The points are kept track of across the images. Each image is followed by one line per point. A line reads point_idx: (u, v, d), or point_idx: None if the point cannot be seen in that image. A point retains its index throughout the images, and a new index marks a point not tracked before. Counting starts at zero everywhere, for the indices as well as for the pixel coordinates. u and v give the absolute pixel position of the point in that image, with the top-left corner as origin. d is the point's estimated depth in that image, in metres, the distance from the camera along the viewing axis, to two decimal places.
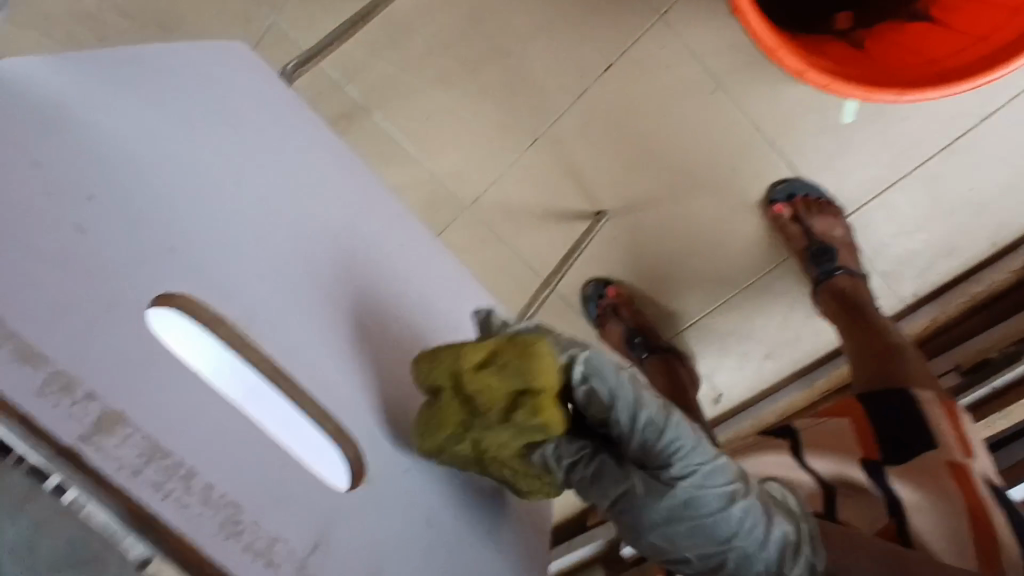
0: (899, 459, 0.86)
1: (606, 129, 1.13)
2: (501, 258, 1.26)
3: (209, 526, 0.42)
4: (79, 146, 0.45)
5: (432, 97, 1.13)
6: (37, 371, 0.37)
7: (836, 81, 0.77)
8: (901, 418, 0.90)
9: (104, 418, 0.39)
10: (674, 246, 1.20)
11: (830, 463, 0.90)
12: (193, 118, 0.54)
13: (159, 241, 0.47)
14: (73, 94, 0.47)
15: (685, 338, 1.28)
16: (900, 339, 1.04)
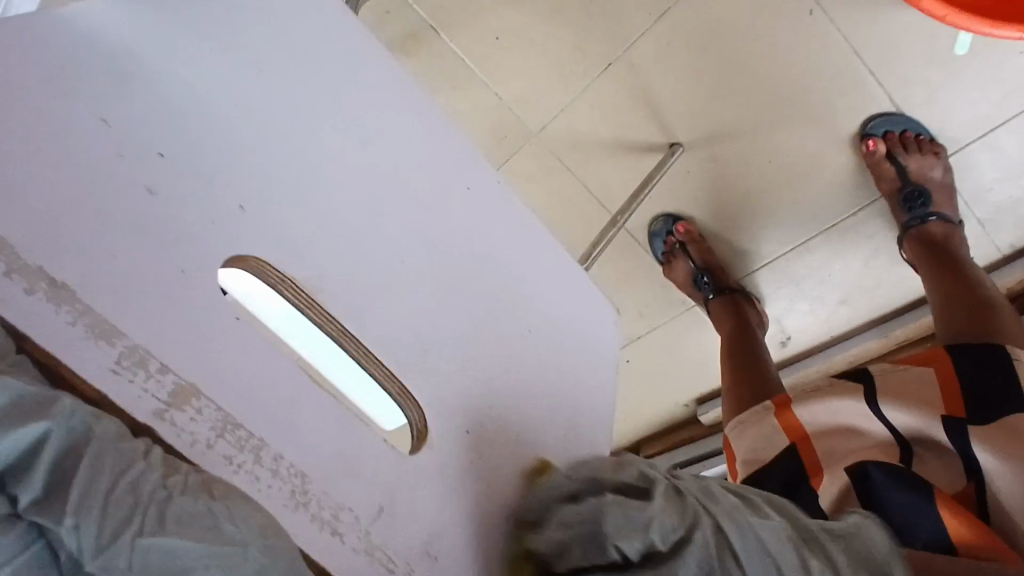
0: (987, 420, 0.78)
1: (687, 54, 1.05)
2: (568, 189, 1.23)
3: (280, 496, 0.45)
4: (153, 94, 0.47)
5: (503, 16, 1.08)
6: (109, 345, 0.39)
7: (954, 12, 0.69)
8: (991, 373, 0.82)
9: (180, 391, 0.42)
10: (754, 182, 1.14)
11: (912, 417, 0.81)
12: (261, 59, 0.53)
13: (229, 200, 0.49)
14: (136, 38, 0.48)
15: (756, 279, 1.23)
16: (994, 293, 0.97)
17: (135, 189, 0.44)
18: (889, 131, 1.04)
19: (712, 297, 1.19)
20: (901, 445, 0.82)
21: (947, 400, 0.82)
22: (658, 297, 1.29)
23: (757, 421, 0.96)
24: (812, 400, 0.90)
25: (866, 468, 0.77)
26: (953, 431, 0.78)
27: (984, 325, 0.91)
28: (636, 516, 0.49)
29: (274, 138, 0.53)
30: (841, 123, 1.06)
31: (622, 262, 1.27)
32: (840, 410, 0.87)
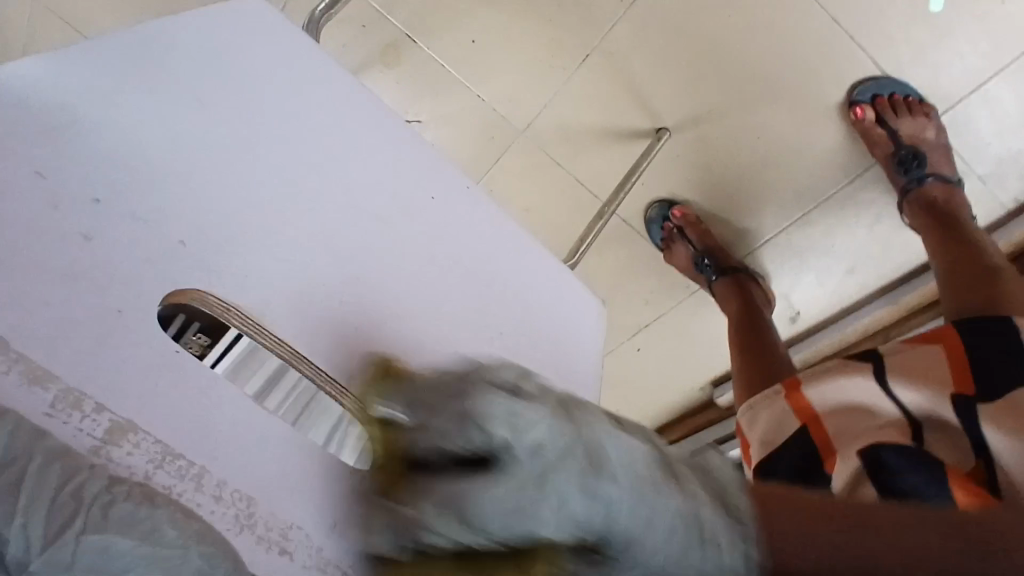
0: (998, 395, 0.74)
1: (662, 37, 1.04)
2: (558, 185, 1.22)
3: (227, 521, 0.49)
4: (92, 143, 0.50)
5: (476, 19, 1.08)
6: (47, 392, 0.44)
7: None
8: (999, 349, 0.79)
9: (113, 429, 0.46)
10: (745, 159, 1.13)
11: (919, 396, 0.80)
12: (209, 97, 0.56)
13: (171, 237, 0.50)
14: (81, 91, 0.51)
15: (758, 256, 1.21)
16: (1000, 262, 0.93)
17: (73, 240, 0.47)
18: (877, 96, 1.02)
19: (715, 278, 1.18)
20: (911, 424, 0.78)
21: (955, 377, 0.80)
22: (663, 283, 1.28)
23: (768, 407, 0.95)
24: (821, 381, 0.89)
25: (875, 449, 0.74)
26: (963, 412, 0.75)
27: (988, 295, 0.88)
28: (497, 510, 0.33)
29: (246, 157, 0.56)
30: (827, 91, 1.04)
31: (622, 251, 1.26)
32: (847, 389, 0.86)
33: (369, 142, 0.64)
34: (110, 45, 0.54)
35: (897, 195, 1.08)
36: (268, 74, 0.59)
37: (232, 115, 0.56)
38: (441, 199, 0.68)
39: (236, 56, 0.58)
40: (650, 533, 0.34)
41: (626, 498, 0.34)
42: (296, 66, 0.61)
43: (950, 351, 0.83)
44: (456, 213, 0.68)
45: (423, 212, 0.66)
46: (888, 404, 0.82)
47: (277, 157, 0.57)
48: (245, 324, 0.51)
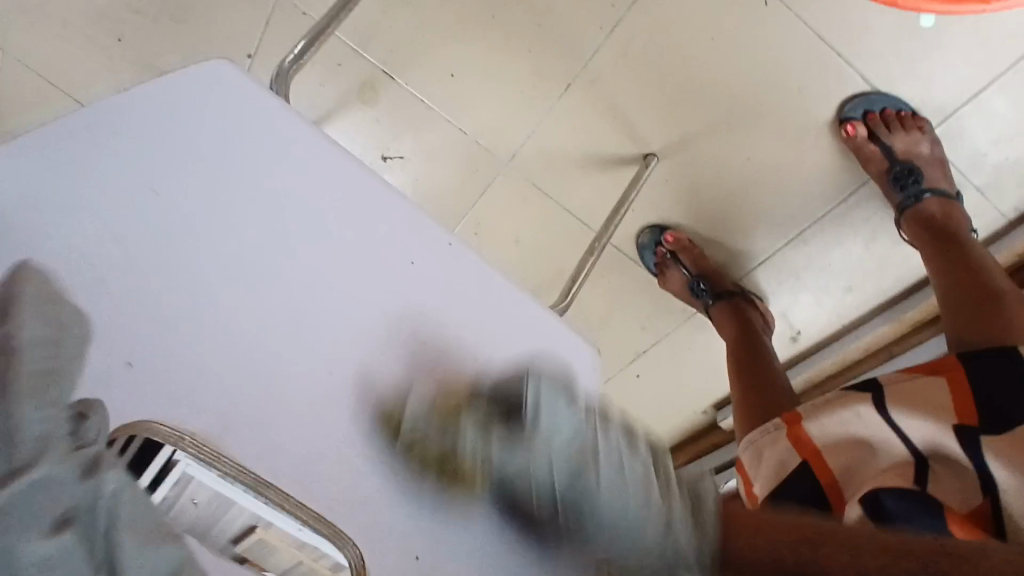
0: (1002, 429, 0.73)
1: (643, 62, 1.02)
2: (546, 214, 1.19)
3: None
4: (69, 254, 0.55)
5: (452, 53, 1.05)
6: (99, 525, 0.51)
7: None
8: (1001, 377, 0.77)
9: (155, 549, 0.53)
10: (736, 181, 1.10)
11: (925, 428, 0.77)
12: (156, 204, 0.59)
13: (119, 355, 0.55)
14: (39, 198, 0.56)
15: (754, 278, 1.18)
16: (1005, 283, 0.91)
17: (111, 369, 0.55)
18: (868, 112, 1.00)
19: (712, 303, 1.15)
20: (916, 462, 0.76)
21: (959, 407, 0.77)
22: (658, 307, 1.25)
23: (773, 443, 0.91)
24: (823, 414, 0.85)
25: (876, 493, 0.72)
26: (969, 445, 0.73)
27: (993, 321, 0.85)
28: (515, 457, 0.53)
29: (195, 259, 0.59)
30: (816, 110, 1.01)
31: (615, 279, 1.23)
32: (851, 421, 0.83)
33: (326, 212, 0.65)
34: (67, 125, 0.57)
35: (893, 210, 1.06)
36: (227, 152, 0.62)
37: (159, 193, 0.59)
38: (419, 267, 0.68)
39: (178, 122, 0.60)
40: (610, 495, 0.51)
41: (604, 469, 0.52)
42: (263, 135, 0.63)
43: (954, 380, 0.80)
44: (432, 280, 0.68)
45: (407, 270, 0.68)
46: (893, 437, 0.79)
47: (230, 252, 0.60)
48: (199, 451, 0.56)
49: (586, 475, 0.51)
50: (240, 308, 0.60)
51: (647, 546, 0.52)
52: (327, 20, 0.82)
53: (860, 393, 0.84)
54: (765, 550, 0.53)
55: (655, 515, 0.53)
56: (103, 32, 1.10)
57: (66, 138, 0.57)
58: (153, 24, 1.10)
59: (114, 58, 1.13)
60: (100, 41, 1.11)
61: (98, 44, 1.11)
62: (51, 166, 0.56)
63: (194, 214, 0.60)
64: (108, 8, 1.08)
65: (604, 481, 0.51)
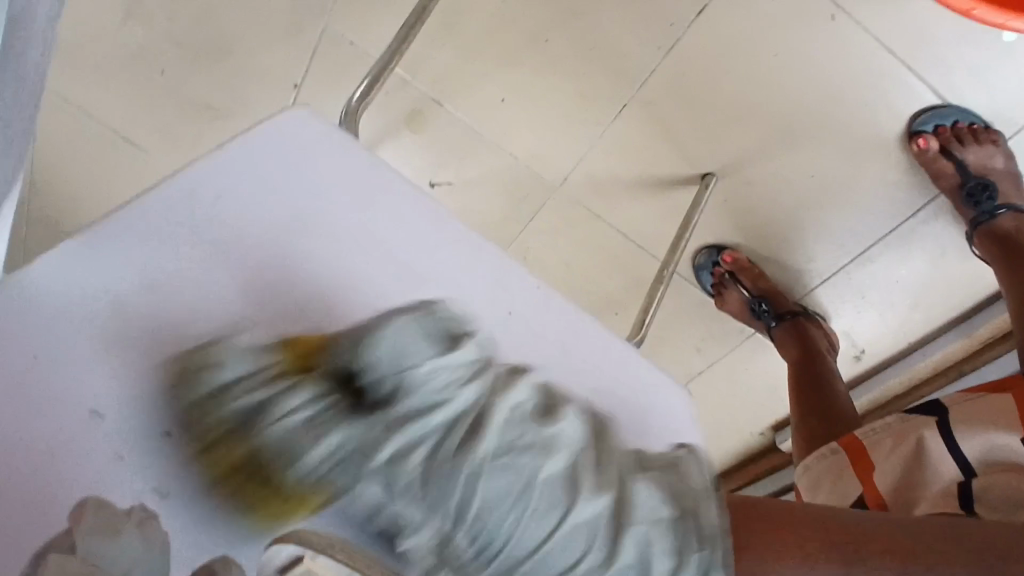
0: None
1: (703, 82, 0.99)
2: (599, 238, 1.16)
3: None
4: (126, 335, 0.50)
5: (504, 78, 1.03)
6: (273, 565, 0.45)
7: (980, 4, 0.62)
8: None
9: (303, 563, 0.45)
10: (798, 200, 1.07)
11: (982, 442, 0.75)
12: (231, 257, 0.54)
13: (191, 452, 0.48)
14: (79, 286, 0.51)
15: (816, 296, 1.15)
16: None
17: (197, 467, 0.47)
18: (939, 126, 0.97)
19: (775, 325, 1.12)
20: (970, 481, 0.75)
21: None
22: (714, 328, 1.22)
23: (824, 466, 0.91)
24: (879, 439, 0.86)
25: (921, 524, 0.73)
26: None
27: None
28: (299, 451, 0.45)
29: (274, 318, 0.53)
30: (882, 125, 0.98)
31: (671, 301, 1.20)
32: (910, 442, 0.82)
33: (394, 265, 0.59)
34: (168, 197, 0.54)
35: (964, 223, 1.03)
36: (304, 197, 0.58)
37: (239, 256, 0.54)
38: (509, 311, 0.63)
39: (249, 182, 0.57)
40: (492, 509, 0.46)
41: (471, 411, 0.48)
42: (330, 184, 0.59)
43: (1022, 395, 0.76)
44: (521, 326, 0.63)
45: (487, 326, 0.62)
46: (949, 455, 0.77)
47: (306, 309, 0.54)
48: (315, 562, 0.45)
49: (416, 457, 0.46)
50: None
51: (507, 521, 0.46)
52: (387, 56, 0.79)
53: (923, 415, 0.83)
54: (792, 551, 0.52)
55: (548, 519, 0.47)
56: (146, 66, 1.09)
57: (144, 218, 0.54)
58: (197, 57, 1.08)
59: (159, 93, 1.12)
60: (143, 73, 1.10)
61: (140, 77, 1.10)
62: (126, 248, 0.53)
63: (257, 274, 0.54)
64: (151, 42, 1.07)
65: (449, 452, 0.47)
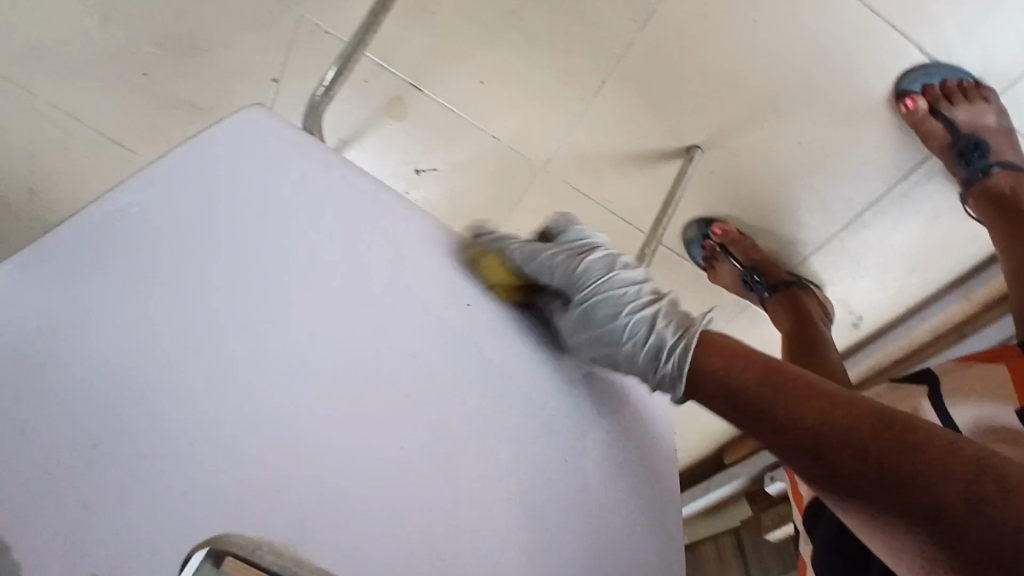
0: None
1: (683, 51, 0.97)
2: (587, 216, 1.15)
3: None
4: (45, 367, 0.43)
5: (480, 60, 1.02)
6: None
7: None
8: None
9: None
10: (787, 167, 1.05)
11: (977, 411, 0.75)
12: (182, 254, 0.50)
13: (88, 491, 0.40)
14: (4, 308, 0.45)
15: (810, 264, 1.14)
16: None
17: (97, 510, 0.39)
18: (927, 85, 0.95)
19: (768, 296, 1.11)
20: None
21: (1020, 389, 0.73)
22: (710, 300, 1.21)
23: None
24: None
25: None
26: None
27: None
28: (544, 250, 0.64)
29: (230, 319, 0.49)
30: (867, 86, 0.97)
31: (663, 275, 1.19)
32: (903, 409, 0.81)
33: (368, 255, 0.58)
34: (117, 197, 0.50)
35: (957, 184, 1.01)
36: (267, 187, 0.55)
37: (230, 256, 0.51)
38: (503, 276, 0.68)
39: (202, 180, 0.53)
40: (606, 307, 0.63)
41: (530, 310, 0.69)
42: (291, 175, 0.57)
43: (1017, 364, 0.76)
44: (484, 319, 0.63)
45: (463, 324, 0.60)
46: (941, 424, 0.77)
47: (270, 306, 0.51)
48: None
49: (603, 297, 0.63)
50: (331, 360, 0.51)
51: None
52: (350, 50, 0.79)
53: (918, 388, 0.83)
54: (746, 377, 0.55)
55: None
56: (125, 66, 1.09)
57: (82, 238, 0.48)
58: (175, 55, 1.08)
59: (143, 95, 1.13)
60: (124, 74, 1.10)
61: (121, 78, 1.11)
62: (88, 257, 0.47)
63: (245, 274, 0.51)
64: (129, 43, 1.07)
65: (590, 274, 0.63)
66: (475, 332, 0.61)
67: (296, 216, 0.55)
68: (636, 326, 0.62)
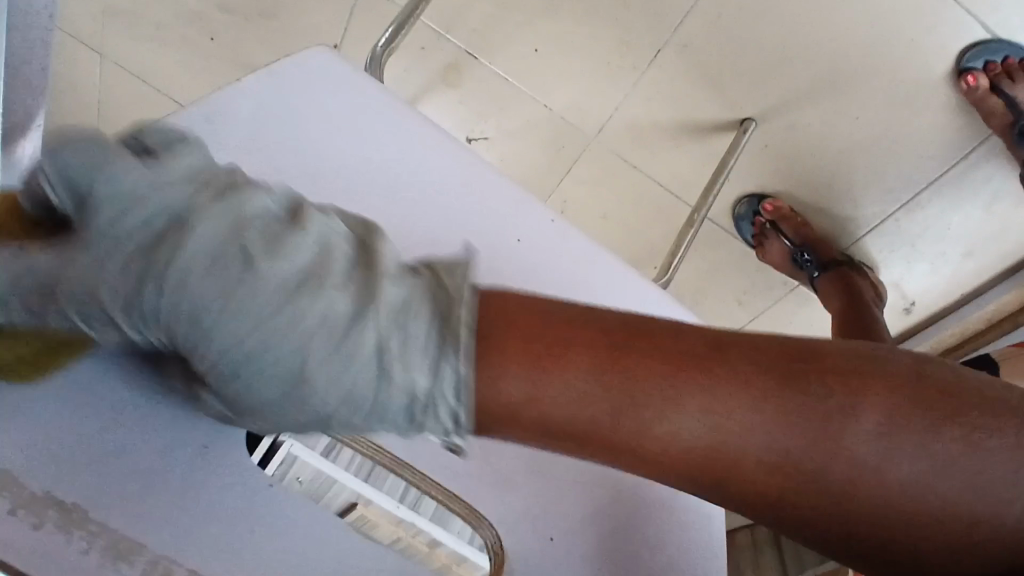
0: None
1: (740, 22, 0.97)
2: (636, 190, 1.16)
3: None
4: None
5: (536, 29, 1.04)
6: None
7: None
8: None
9: None
10: (842, 144, 1.03)
11: None
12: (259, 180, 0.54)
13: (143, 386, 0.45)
14: None
15: (863, 246, 1.11)
16: None
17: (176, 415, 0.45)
18: (989, 62, 0.93)
19: (817, 274, 1.09)
20: None
21: None
22: (758, 281, 1.20)
23: None
24: None
25: None
26: None
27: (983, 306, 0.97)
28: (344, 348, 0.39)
29: None
30: (929, 60, 0.95)
31: (710, 253, 1.19)
32: None
33: (426, 194, 0.61)
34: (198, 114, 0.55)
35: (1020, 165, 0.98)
36: (333, 124, 0.59)
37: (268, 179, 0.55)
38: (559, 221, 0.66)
39: (274, 115, 0.57)
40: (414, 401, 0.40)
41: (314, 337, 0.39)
42: (357, 114, 0.60)
43: None
44: (540, 255, 0.64)
45: (515, 262, 0.62)
46: None
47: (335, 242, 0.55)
48: None
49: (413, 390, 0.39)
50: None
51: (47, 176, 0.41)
52: (412, 7, 0.81)
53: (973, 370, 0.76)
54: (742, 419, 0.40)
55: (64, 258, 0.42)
56: (195, 30, 1.14)
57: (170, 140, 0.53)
58: (243, 21, 1.13)
59: (211, 57, 1.17)
60: (195, 39, 1.15)
61: (192, 42, 1.16)
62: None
63: None
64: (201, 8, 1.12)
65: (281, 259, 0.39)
66: (529, 270, 0.63)
67: (362, 155, 0.59)
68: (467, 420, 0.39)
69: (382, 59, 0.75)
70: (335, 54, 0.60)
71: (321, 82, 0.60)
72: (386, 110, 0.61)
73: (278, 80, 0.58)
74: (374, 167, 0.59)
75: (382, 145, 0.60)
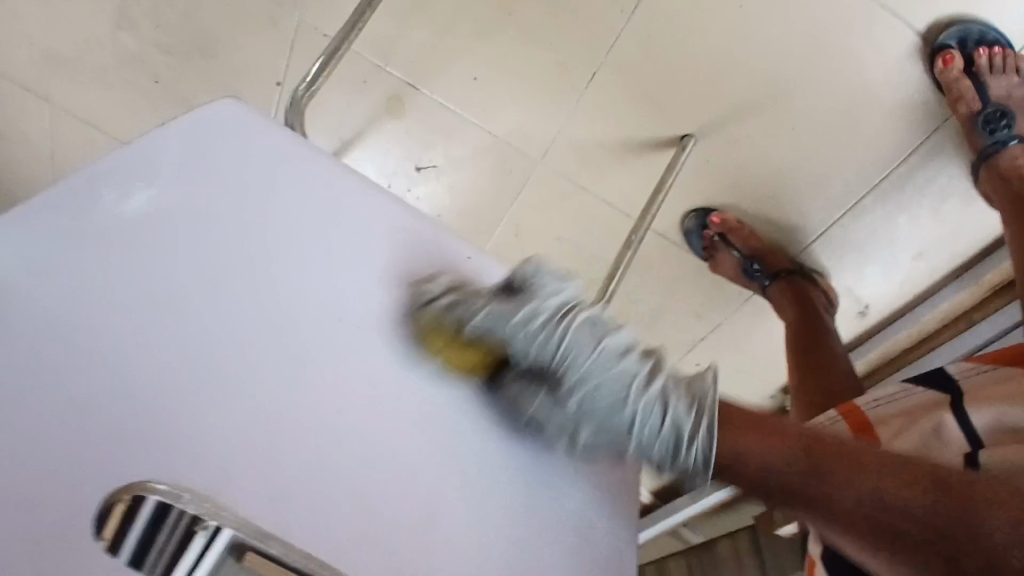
0: None
1: (671, 42, 0.98)
2: (583, 208, 1.16)
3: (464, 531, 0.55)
4: None
5: (474, 57, 1.04)
6: None
7: None
8: None
9: None
10: (784, 154, 1.04)
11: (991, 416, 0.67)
12: (158, 249, 0.55)
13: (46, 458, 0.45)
14: None
15: (813, 252, 1.12)
16: None
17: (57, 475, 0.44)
18: (964, 41, 0.92)
19: (768, 284, 1.09)
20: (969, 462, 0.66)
21: None
22: (712, 292, 1.20)
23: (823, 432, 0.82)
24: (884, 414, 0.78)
25: None
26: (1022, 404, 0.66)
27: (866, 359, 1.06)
28: (511, 316, 0.58)
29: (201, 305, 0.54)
30: (861, 70, 0.96)
31: (664, 267, 1.19)
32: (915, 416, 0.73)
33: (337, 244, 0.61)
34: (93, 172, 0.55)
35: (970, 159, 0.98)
36: (239, 178, 0.59)
37: (165, 247, 0.55)
38: (474, 261, 0.69)
39: (178, 175, 0.57)
40: (619, 414, 0.58)
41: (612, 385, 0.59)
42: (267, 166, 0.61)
43: None
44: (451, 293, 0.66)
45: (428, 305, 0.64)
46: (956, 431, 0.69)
47: (249, 299, 0.56)
48: None
49: (595, 348, 0.58)
50: (264, 323, 0.56)
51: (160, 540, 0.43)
52: (336, 46, 0.82)
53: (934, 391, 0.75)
54: (763, 448, 0.58)
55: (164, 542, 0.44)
56: (138, 74, 1.15)
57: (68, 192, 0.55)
58: (184, 62, 1.13)
59: (157, 99, 1.18)
60: (137, 82, 1.15)
61: (136, 86, 1.16)
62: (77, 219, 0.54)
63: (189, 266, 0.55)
64: (142, 52, 1.12)
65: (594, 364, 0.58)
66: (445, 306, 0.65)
67: (279, 209, 0.60)
68: (654, 408, 0.58)
69: (304, 100, 0.77)
70: (232, 103, 0.61)
71: (225, 136, 0.60)
72: (300, 159, 0.63)
73: (178, 136, 0.58)
74: (293, 219, 0.60)
75: (291, 193, 0.61)
